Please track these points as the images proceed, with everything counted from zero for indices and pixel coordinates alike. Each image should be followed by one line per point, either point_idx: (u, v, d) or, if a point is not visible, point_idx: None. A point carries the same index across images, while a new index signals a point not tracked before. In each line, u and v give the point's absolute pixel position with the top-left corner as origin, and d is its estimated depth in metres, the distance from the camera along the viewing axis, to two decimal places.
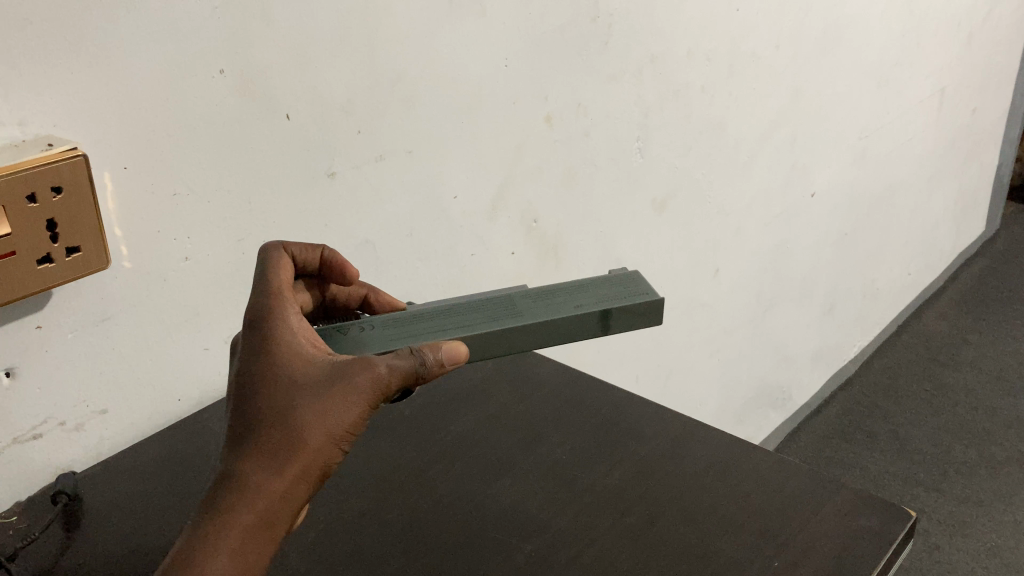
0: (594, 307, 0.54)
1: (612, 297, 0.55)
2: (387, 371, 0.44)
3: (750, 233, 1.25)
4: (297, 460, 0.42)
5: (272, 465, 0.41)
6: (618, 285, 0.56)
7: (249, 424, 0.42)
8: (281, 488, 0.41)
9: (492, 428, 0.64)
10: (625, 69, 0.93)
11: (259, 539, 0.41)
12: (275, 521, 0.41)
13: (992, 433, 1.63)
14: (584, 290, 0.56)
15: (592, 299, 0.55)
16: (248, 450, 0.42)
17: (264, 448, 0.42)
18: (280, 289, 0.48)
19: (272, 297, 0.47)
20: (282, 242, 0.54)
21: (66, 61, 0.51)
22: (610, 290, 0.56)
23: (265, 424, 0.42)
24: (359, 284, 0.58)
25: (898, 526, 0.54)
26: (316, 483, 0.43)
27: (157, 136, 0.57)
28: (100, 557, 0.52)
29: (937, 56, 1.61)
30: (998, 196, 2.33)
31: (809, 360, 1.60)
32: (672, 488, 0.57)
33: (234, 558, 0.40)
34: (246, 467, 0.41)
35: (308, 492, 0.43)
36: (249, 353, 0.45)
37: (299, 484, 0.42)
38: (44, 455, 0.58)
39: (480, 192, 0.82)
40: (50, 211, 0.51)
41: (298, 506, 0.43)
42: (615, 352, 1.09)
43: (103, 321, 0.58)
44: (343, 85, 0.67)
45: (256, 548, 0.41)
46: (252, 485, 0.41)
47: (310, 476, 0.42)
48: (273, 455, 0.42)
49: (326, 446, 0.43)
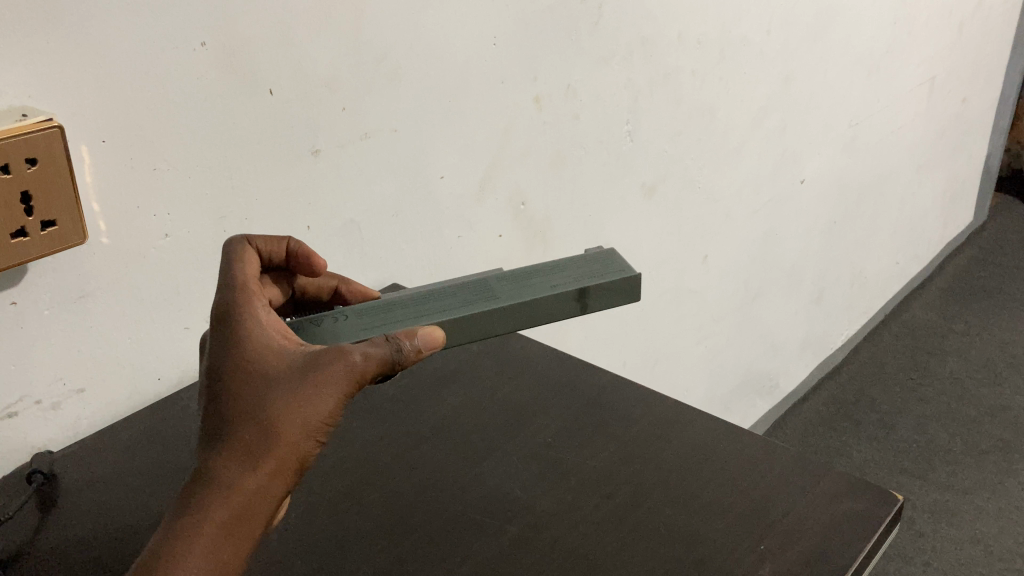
0: (570, 286, 0.53)
1: (589, 275, 0.54)
2: (361, 359, 0.43)
3: (739, 220, 1.24)
4: (272, 455, 0.41)
5: (246, 461, 0.41)
6: (593, 264, 0.56)
7: (220, 422, 0.41)
8: (256, 485, 0.41)
9: (476, 410, 0.63)
10: (615, 51, 0.91)
11: (235, 536, 0.40)
12: (254, 515, 0.41)
13: (977, 422, 1.64)
14: (560, 270, 0.55)
15: (569, 278, 0.54)
16: (221, 447, 0.41)
17: (237, 444, 0.41)
18: (246, 282, 0.46)
19: (237, 289, 0.46)
20: (245, 236, 0.52)
21: (39, 33, 0.50)
22: (589, 267, 0.55)
23: (237, 420, 0.41)
24: (329, 275, 0.57)
25: (886, 510, 0.53)
26: (294, 476, 0.42)
27: (135, 110, 0.56)
28: (76, 534, 0.51)
29: (927, 44, 1.61)
30: (986, 187, 2.33)
31: (796, 348, 1.60)
32: (657, 470, 0.56)
33: (210, 555, 0.39)
34: (221, 464, 0.40)
35: (285, 485, 0.42)
36: (217, 349, 0.43)
37: (274, 479, 0.41)
38: (19, 435, 0.57)
39: (467, 172, 0.81)
40: (24, 183, 0.50)
41: (276, 500, 0.42)
42: (602, 337, 1.08)
43: (80, 299, 0.57)
44: (327, 60, 0.66)
45: (231, 546, 0.40)
46: (227, 482, 0.40)
47: (286, 471, 0.42)
48: (246, 450, 0.41)
49: (301, 438, 0.42)
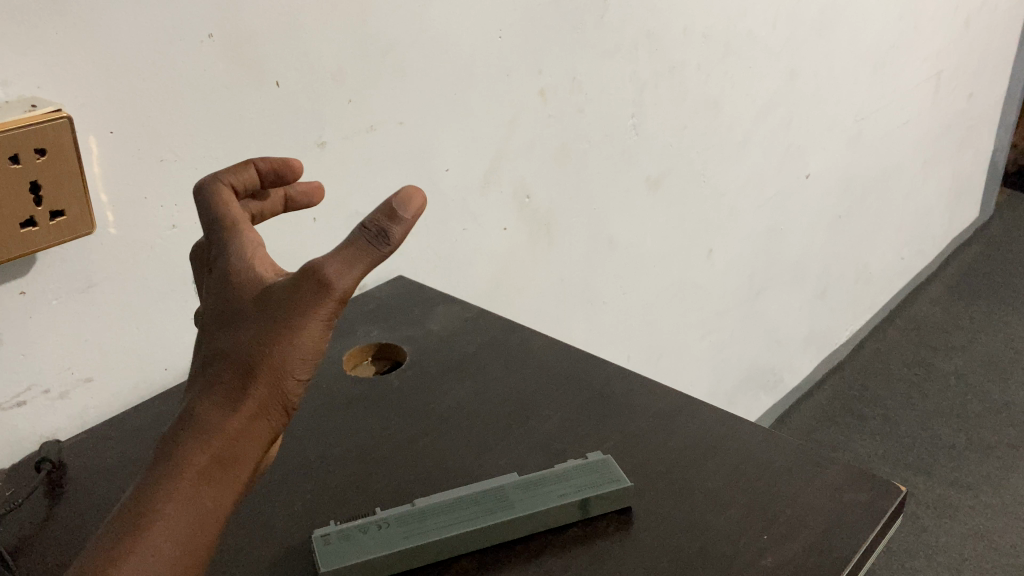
0: (573, 495, 0.51)
1: (587, 484, 0.52)
2: (334, 270, 0.36)
3: (744, 214, 1.24)
4: (252, 393, 0.36)
5: (224, 403, 0.36)
6: (585, 475, 0.53)
7: (203, 366, 0.38)
8: (237, 426, 0.36)
9: (482, 401, 0.64)
10: (621, 44, 0.92)
11: (217, 483, 0.36)
12: (238, 460, 0.36)
13: (981, 418, 1.64)
14: (559, 477, 0.53)
15: (569, 485, 0.52)
16: (199, 393, 0.37)
17: (216, 386, 0.37)
18: (226, 213, 0.42)
19: (220, 212, 0.42)
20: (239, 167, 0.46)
21: (48, 23, 0.50)
22: (583, 476, 0.53)
23: (215, 362, 0.37)
24: None
25: (888, 502, 0.53)
26: (281, 414, 0.37)
27: (143, 101, 0.56)
28: (83, 520, 0.52)
29: (933, 39, 1.60)
30: (992, 183, 2.33)
31: (800, 343, 1.60)
32: (660, 460, 0.57)
33: (189, 504, 0.35)
34: (198, 408, 0.36)
35: (271, 425, 0.37)
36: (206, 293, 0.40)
37: (257, 419, 0.37)
38: (26, 424, 0.57)
39: (473, 165, 0.82)
40: (34, 173, 0.50)
41: (266, 442, 0.37)
42: (606, 330, 1.08)
43: (88, 289, 0.57)
44: (333, 53, 0.66)
45: (213, 494, 0.36)
46: (204, 427, 0.36)
47: (269, 409, 0.37)
48: (224, 393, 0.36)
49: (282, 370, 0.37)
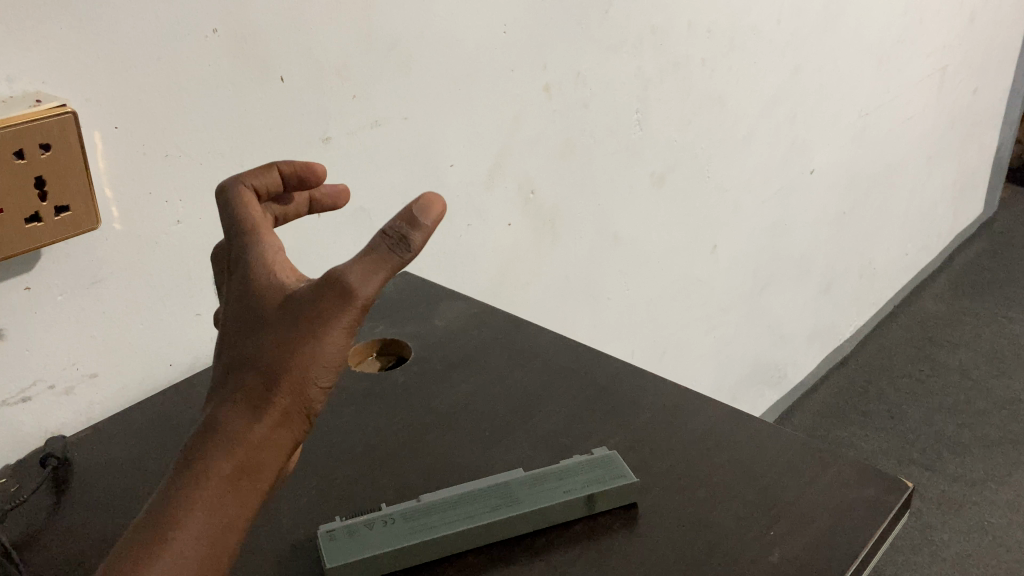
0: (579, 491, 0.51)
1: (594, 480, 0.52)
2: (356, 279, 0.36)
3: (749, 209, 1.24)
4: (275, 402, 0.36)
5: (246, 411, 0.36)
6: (592, 471, 0.53)
7: (224, 373, 0.37)
8: (259, 436, 0.36)
9: (487, 397, 0.64)
10: (625, 39, 0.91)
11: (240, 492, 0.35)
12: (260, 469, 0.36)
13: (986, 414, 1.63)
14: (566, 473, 0.53)
15: (576, 481, 0.52)
16: (221, 401, 0.37)
17: (238, 394, 0.36)
18: (247, 219, 0.41)
19: (240, 215, 0.41)
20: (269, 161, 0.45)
21: (52, 18, 0.50)
22: (589, 473, 0.53)
23: (236, 371, 0.37)
24: None
25: (896, 498, 0.53)
26: (303, 424, 0.37)
27: (148, 97, 0.56)
28: (88, 515, 0.52)
29: (938, 34, 1.60)
30: (997, 178, 2.32)
31: (804, 339, 1.60)
32: (665, 456, 0.57)
33: (213, 512, 0.35)
34: (220, 415, 0.36)
35: (293, 434, 0.37)
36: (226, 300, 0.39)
37: (280, 429, 0.36)
38: (31, 419, 0.57)
39: (478, 160, 0.81)
40: (39, 168, 0.50)
41: (288, 451, 0.37)
42: (611, 326, 1.08)
43: (94, 284, 0.57)
44: (338, 49, 0.66)
45: (236, 502, 0.35)
46: (226, 435, 0.36)
47: (292, 418, 0.37)
48: (246, 400, 0.36)
49: (304, 378, 0.36)
